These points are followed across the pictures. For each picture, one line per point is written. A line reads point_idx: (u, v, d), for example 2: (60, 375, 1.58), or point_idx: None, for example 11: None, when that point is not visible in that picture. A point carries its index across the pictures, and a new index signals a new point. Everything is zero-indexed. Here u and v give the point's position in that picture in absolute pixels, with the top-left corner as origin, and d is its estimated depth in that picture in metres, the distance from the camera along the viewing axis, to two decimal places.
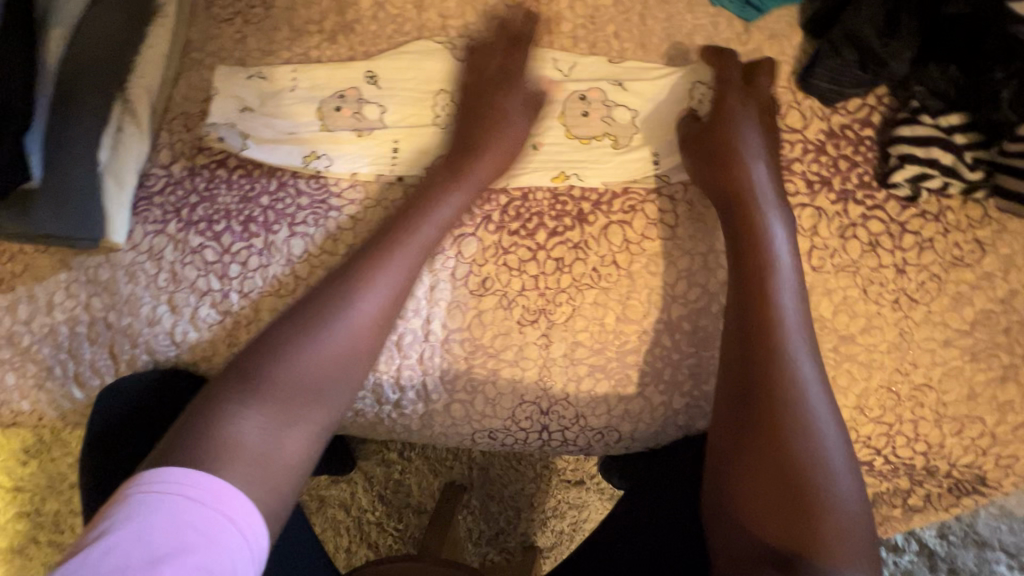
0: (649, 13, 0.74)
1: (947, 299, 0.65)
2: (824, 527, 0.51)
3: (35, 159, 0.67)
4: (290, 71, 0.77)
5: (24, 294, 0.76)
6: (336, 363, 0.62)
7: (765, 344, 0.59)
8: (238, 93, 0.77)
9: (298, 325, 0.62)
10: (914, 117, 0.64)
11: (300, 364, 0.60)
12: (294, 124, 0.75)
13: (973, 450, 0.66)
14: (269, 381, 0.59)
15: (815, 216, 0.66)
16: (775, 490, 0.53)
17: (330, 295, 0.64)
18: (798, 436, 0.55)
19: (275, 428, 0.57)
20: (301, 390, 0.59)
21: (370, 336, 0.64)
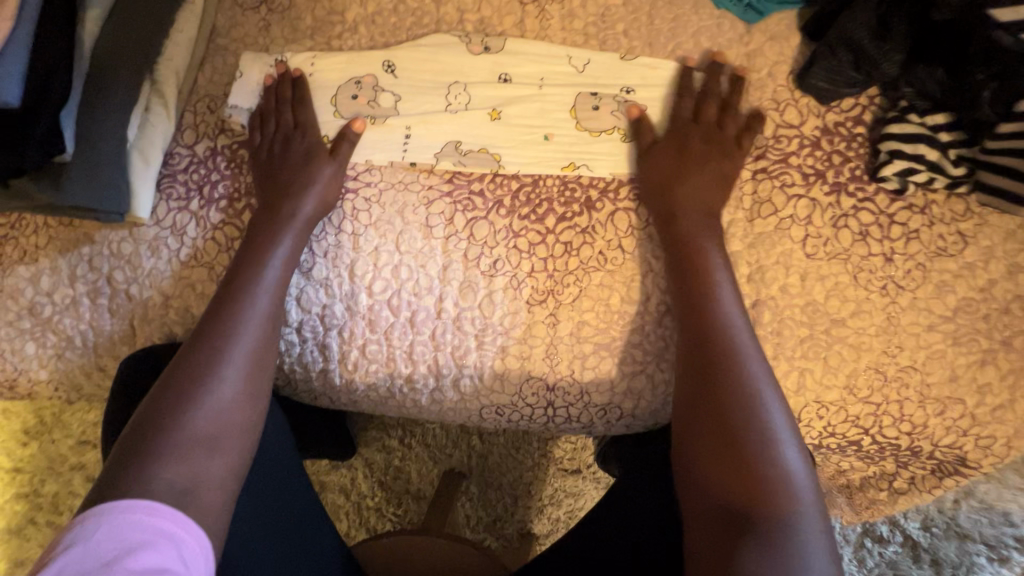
0: (657, 12, 0.77)
1: (931, 287, 0.69)
2: (768, 499, 0.55)
3: (68, 134, 0.68)
4: (309, 59, 0.80)
5: (47, 266, 0.79)
6: (229, 415, 0.64)
7: (713, 338, 0.64)
8: (258, 78, 0.80)
9: (185, 367, 0.64)
10: (903, 116, 0.69)
11: (172, 402, 0.62)
12: (311, 109, 0.79)
13: (954, 431, 0.70)
14: (183, 422, 0.60)
15: (809, 206, 0.71)
16: (726, 471, 0.58)
17: (205, 333, 0.67)
18: (747, 418, 0.60)
19: (186, 464, 0.58)
20: (211, 426, 0.62)
21: (250, 385, 0.66)
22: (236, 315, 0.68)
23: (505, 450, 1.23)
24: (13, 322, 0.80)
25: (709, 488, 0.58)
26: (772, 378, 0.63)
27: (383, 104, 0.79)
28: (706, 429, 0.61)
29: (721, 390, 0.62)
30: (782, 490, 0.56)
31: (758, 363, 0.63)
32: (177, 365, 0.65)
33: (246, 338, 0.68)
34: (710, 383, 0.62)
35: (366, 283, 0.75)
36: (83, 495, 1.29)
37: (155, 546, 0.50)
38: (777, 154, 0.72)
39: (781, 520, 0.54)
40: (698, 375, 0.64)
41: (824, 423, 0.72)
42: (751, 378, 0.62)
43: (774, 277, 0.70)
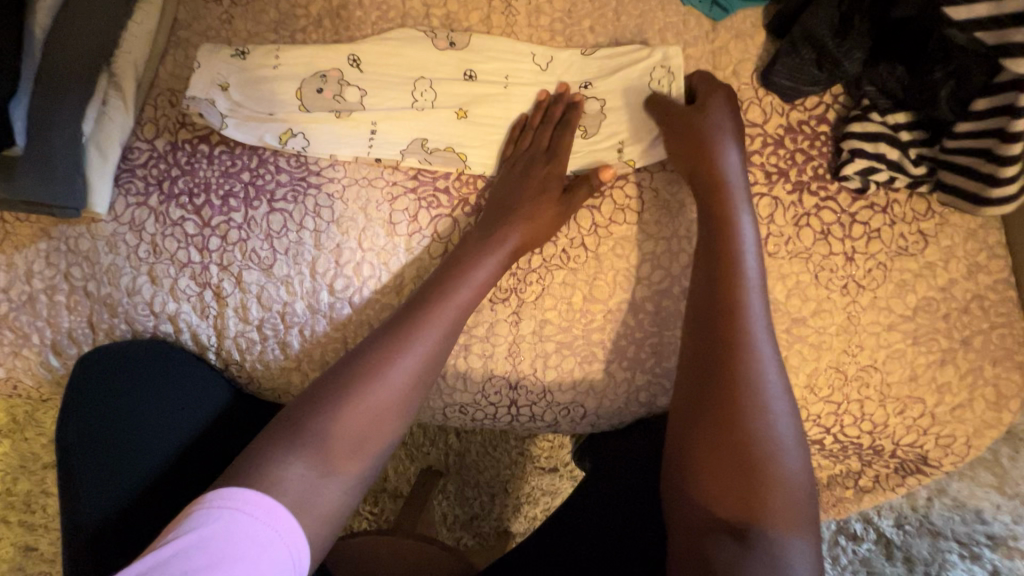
0: (623, 8, 0.77)
1: (892, 286, 0.69)
2: (770, 503, 0.53)
3: (18, 127, 0.67)
4: (271, 51, 0.78)
5: (4, 262, 0.77)
6: (382, 413, 0.60)
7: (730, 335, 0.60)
8: (217, 70, 0.78)
9: (354, 372, 0.60)
10: (865, 114, 0.68)
11: (329, 408, 0.58)
12: (272, 103, 0.77)
13: (914, 430, 0.70)
14: (319, 427, 0.57)
15: (772, 205, 0.70)
16: (725, 470, 0.55)
17: (384, 339, 0.63)
18: (757, 423, 0.56)
19: (326, 473, 0.56)
20: (357, 431, 0.58)
21: (409, 395, 0.62)
22: (428, 323, 0.64)
23: (482, 449, 1.21)
24: None
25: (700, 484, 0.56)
26: (783, 382, 0.59)
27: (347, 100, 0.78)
28: (705, 426, 0.57)
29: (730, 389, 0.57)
30: (779, 500, 0.53)
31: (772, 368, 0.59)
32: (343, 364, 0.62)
33: (433, 338, 0.64)
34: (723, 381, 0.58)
35: (328, 280, 0.75)
36: (55, 494, 1.27)
37: (249, 555, 0.48)
38: None
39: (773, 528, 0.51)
40: (707, 371, 0.59)
41: None
42: (761, 379, 0.58)
43: None
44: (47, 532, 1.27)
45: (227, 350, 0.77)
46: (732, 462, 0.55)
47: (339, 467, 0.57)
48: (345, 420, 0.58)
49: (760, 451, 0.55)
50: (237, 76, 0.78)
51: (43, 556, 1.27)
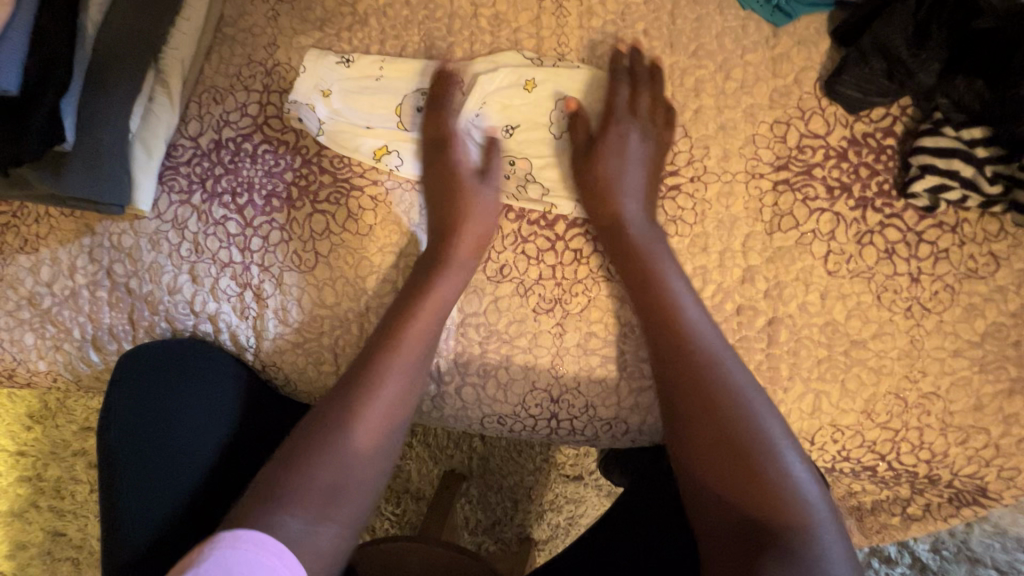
0: (680, 12, 0.73)
1: (959, 310, 0.66)
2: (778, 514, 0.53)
3: (69, 123, 0.67)
4: (377, 62, 0.77)
5: (47, 256, 0.77)
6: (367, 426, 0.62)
7: (684, 366, 0.61)
8: (321, 77, 0.76)
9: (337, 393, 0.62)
10: (937, 128, 0.65)
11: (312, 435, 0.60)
12: (372, 117, 0.76)
13: (976, 461, 0.67)
14: (315, 453, 0.59)
15: (833, 221, 0.68)
16: (730, 484, 0.56)
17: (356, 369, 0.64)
18: (744, 435, 0.57)
19: (332, 491, 0.58)
20: (353, 451, 0.60)
21: (397, 406, 0.65)
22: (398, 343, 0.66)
23: (506, 453, 1.20)
24: (12, 312, 0.79)
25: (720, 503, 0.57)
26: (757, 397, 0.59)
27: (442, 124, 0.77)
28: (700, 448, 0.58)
29: (711, 414, 0.58)
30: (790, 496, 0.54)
31: (737, 371, 0.61)
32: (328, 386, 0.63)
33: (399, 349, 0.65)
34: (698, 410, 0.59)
35: (371, 285, 0.74)
36: (84, 481, 1.29)
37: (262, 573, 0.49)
38: (800, 165, 0.69)
39: (799, 531, 0.52)
40: (677, 395, 0.61)
41: (839, 448, 0.69)
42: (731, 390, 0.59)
43: (793, 294, 0.68)
44: (76, 519, 1.29)
45: (265, 352, 0.76)
46: (732, 477, 0.56)
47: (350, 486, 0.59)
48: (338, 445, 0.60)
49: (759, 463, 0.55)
50: (344, 86, 0.77)
51: (71, 542, 1.29)
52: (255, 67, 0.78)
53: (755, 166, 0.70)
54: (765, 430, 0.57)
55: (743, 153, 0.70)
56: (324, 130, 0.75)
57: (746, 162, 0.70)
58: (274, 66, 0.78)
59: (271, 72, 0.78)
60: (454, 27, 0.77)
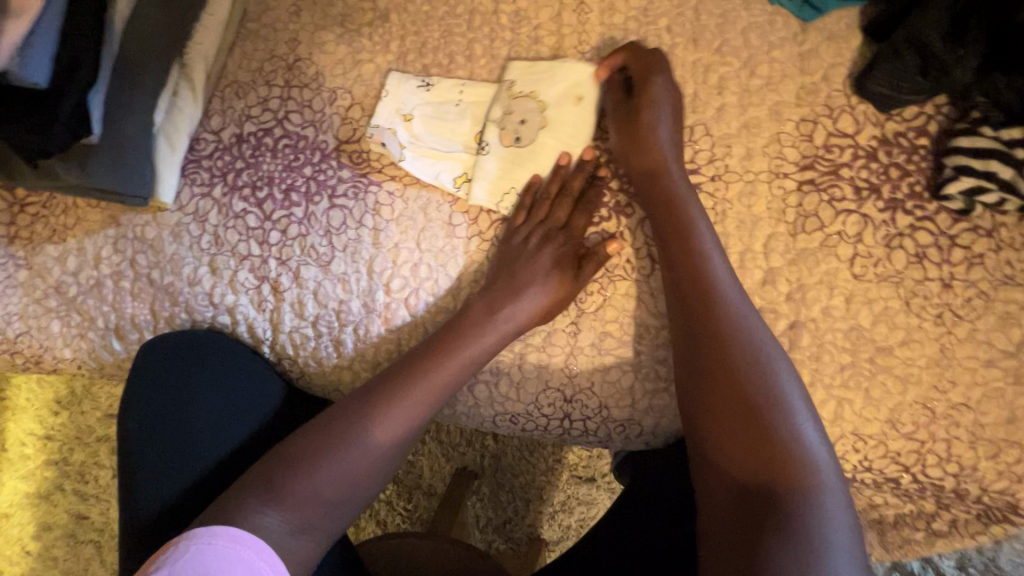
0: (704, 7, 0.72)
1: (993, 318, 0.63)
2: (779, 461, 0.50)
3: (94, 116, 0.67)
4: (458, 85, 0.77)
5: (75, 246, 0.79)
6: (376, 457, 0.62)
7: (708, 321, 0.58)
8: (398, 106, 0.76)
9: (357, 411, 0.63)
10: (973, 128, 0.63)
11: (315, 455, 0.60)
12: (451, 144, 0.76)
13: (1007, 476, 0.64)
14: (297, 486, 0.59)
15: (860, 222, 0.65)
16: (733, 437, 0.53)
17: (364, 398, 0.64)
18: (755, 392, 0.54)
19: (303, 512, 0.58)
20: (354, 474, 0.61)
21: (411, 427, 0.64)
22: (415, 386, 0.64)
23: (518, 453, 1.19)
24: (40, 300, 0.81)
25: (718, 469, 0.54)
26: (786, 367, 0.57)
27: (521, 153, 0.74)
28: (703, 407, 0.56)
29: (727, 365, 0.56)
30: (795, 459, 0.50)
31: (760, 329, 0.58)
32: (356, 398, 0.65)
33: (424, 393, 0.64)
34: (708, 368, 0.57)
35: (385, 280, 0.74)
36: (107, 466, 1.32)
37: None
38: (827, 165, 0.67)
39: (808, 496, 0.49)
40: (699, 349, 0.58)
41: (861, 458, 0.67)
42: (746, 346, 0.56)
43: (816, 298, 0.66)
44: (98, 502, 1.33)
45: (281, 344, 0.77)
46: (741, 430, 0.53)
47: (342, 514, 0.61)
48: (323, 481, 0.59)
49: (764, 415, 0.52)
50: (424, 111, 0.76)
51: (93, 525, 1.33)
52: (277, 62, 0.79)
53: (779, 166, 0.68)
54: (783, 390, 0.54)
55: (767, 152, 0.68)
56: (403, 160, 0.75)
57: (770, 161, 0.68)
58: (296, 61, 0.79)
59: (292, 68, 0.79)
60: (476, 24, 0.77)
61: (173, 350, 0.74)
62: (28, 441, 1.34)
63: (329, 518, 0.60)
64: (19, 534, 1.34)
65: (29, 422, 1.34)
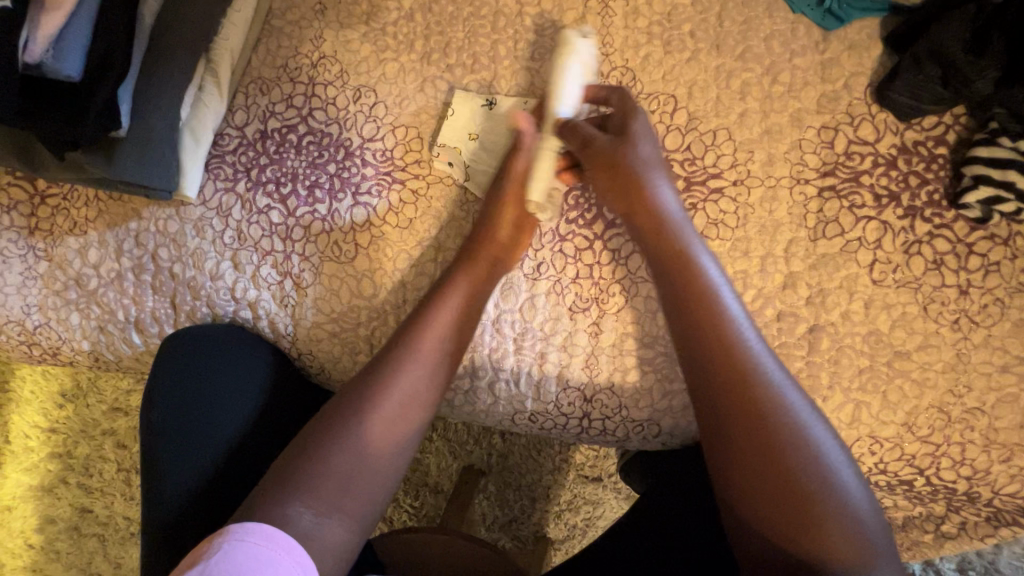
0: (728, 14, 0.73)
1: (1008, 324, 0.64)
2: (824, 525, 0.52)
3: (122, 109, 0.68)
4: (522, 104, 0.76)
5: (96, 239, 0.79)
6: (383, 447, 0.61)
7: (736, 372, 0.57)
8: (472, 104, 0.77)
9: (350, 408, 0.61)
10: (993, 139, 0.64)
11: (320, 455, 0.59)
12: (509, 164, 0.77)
13: (1019, 480, 0.66)
14: (310, 488, 0.57)
15: (880, 229, 0.67)
16: (776, 499, 0.54)
17: (349, 399, 0.62)
18: (796, 455, 0.54)
19: (330, 518, 0.57)
20: (352, 469, 0.59)
21: (401, 433, 0.62)
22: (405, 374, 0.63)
23: (526, 452, 1.20)
24: (60, 292, 0.81)
25: (757, 535, 0.55)
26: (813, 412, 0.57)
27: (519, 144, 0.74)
28: (736, 465, 0.56)
29: (759, 423, 0.56)
30: (840, 520, 0.52)
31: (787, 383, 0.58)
32: (343, 397, 0.63)
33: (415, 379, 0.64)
34: (742, 427, 0.56)
35: (408, 277, 0.75)
36: (112, 460, 1.32)
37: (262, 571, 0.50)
38: (847, 172, 0.68)
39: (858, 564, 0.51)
40: (728, 405, 0.57)
41: (876, 460, 0.68)
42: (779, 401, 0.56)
43: (835, 302, 0.67)
44: (103, 496, 1.32)
45: (303, 340, 0.78)
46: (783, 493, 0.53)
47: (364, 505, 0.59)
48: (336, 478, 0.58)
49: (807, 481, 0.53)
50: (492, 116, 0.76)
51: (98, 519, 1.32)
52: (301, 60, 0.79)
53: (800, 172, 0.69)
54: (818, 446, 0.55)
55: (789, 158, 0.69)
56: (445, 148, 0.76)
57: (792, 167, 0.69)
58: (320, 59, 0.79)
59: (316, 65, 0.79)
60: (501, 25, 0.77)
61: (197, 342, 0.73)
62: (33, 433, 1.33)
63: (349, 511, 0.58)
64: (22, 527, 1.34)
65: (33, 414, 1.33)
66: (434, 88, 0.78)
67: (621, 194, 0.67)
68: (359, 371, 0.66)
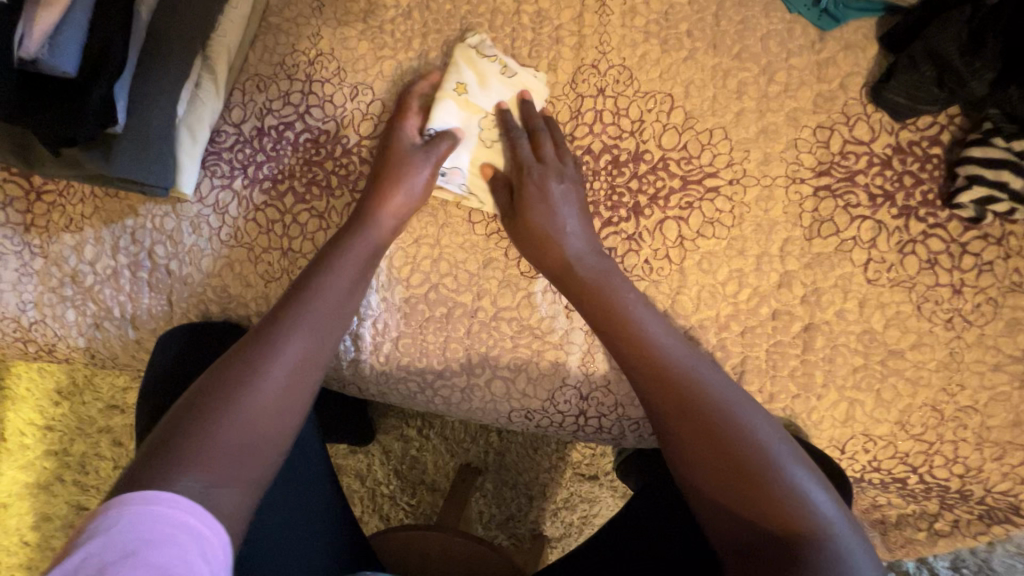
0: (724, 13, 0.73)
1: (1002, 324, 0.65)
2: (772, 496, 0.52)
3: (120, 107, 0.67)
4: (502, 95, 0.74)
5: (92, 235, 0.79)
6: (279, 408, 0.58)
7: (663, 374, 0.60)
8: (484, 70, 0.74)
9: (235, 374, 0.58)
10: (987, 139, 0.64)
11: (208, 419, 0.54)
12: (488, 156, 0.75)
13: (1011, 478, 0.66)
14: (197, 451, 0.52)
15: (875, 228, 0.67)
16: (727, 477, 0.55)
17: (234, 364, 0.59)
18: (739, 437, 0.55)
19: (225, 482, 0.51)
20: (243, 442, 0.54)
21: (296, 393, 0.60)
22: (273, 332, 0.61)
23: (522, 450, 1.20)
24: (56, 289, 0.81)
25: (728, 520, 0.54)
26: (728, 383, 0.60)
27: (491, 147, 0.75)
28: (682, 451, 0.57)
29: (688, 405, 0.58)
30: (787, 490, 0.52)
31: (706, 370, 0.60)
32: (229, 364, 0.59)
33: (304, 338, 0.62)
34: (681, 416, 0.58)
35: (405, 275, 0.75)
36: (108, 457, 1.32)
37: (176, 541, 0.44)
38: (843, 171, 0.68)
39: (816, 533, 0.50)
40: (657, 396, 0.60)
41: (869, 458, 0.68)
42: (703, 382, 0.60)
43: (831, 301, 0.67)
44: (99, 493, 1.32)
45: None
46: (732, 473, 0.54)
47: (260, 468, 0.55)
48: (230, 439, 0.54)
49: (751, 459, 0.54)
50: (501, 89, 0.74)
51: None
52: (298, 57, 0.79)
53: (796, 171, 0.69)
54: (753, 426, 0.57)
55: (785, 157, 0.70)
56: (444, 99, 0.73)
57: (788, 166, 0.70)
58: (317, 56, 0.79)
59: (313, 62, 0.79)
60: (499, 23, 0.77)
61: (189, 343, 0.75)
62: (28, 430, 1.33)
63: (242, 475, 0.53)
64: (18, 525, 1.34)
65: (29, 412, 1.33)
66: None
67: (536, 241, 0.70)
68: (223, 356, 0.61)
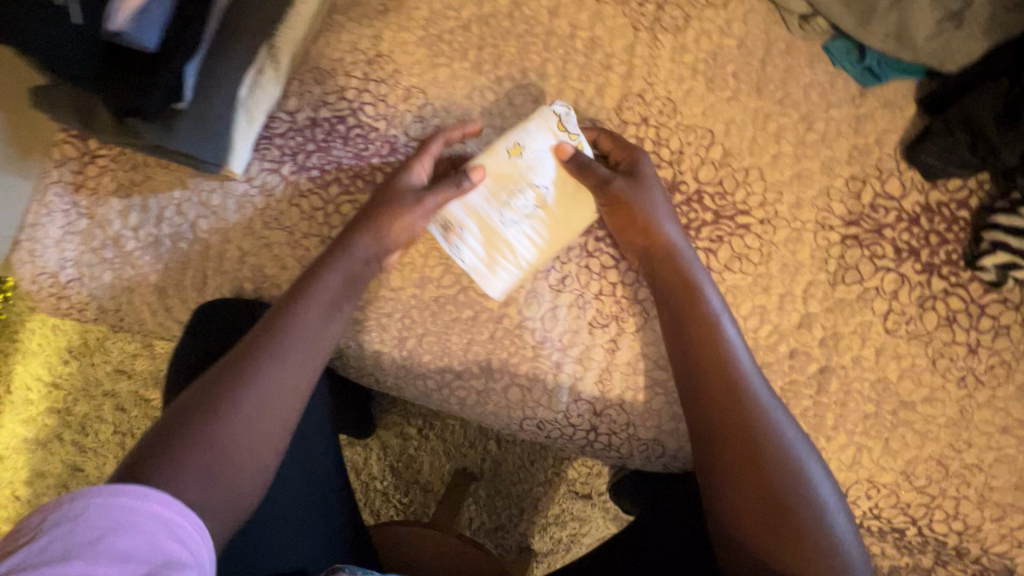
0: (771, 60, 0.76)
1: (1012, 387, 0.67)
2: (796, 518, 0.56)
3: (189, 83, 0.70)
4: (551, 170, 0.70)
5: (139, 203, 0.82)
6: (277, 404, 0.60)
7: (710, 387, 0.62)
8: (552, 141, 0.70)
9: (236, 374, 0.59)
10: (1014, 208, 0.66)
11: (212, 419, 0.56)
12: (507, 224, 0.70)
13: (1008, 539, 0.67)
14: (194, 459, 0.54)
15: (897, 281, 0.69)
16: (760, 507, 0.57)
17: (243, 358, 0.61)
18: (772, 458, 0.58)
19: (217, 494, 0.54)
20: (229, 454, 0.56)
21: (294, 391, 0.62)
22: (283, 330, 0.63)
23: (518, 461, 1.21)
24: (96, 251, 0.83)
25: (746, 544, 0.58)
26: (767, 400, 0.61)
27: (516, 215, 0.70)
28: (719, 466, 0.60)
29: (733, 426, 0.60)
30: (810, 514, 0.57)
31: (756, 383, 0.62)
32: (233, 361, 0.61)
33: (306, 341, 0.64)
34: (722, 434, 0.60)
35: (436, 274, 0.77)
36: (110, 421, 1.33)
37: (146, 531, 0.46)
38: (871, 224, 0.71)
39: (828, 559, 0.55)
40: (711, 413, 0.61)
41: (871, 505, 0.69)
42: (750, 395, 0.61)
43: (848, 346, 0.69)
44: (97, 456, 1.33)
45: None
46: (767, 503, 0.57)
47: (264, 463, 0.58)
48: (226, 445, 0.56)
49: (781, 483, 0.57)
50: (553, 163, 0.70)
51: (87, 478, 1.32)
52: (358, 55, 0.82)
53: (825, 219, 0.72)
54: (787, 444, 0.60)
55: (816, 203, 0.72)
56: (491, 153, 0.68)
57: (818, 213, 0.72)
58: (376, 56, 0.82)
59: (371, 62, 0.82)
60: (554, 45, 0.80)
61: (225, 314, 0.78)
62: None
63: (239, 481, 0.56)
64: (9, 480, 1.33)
65: None
66: (481, 98, 0.81)
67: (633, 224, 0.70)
68: (226, 356, 0.62)
